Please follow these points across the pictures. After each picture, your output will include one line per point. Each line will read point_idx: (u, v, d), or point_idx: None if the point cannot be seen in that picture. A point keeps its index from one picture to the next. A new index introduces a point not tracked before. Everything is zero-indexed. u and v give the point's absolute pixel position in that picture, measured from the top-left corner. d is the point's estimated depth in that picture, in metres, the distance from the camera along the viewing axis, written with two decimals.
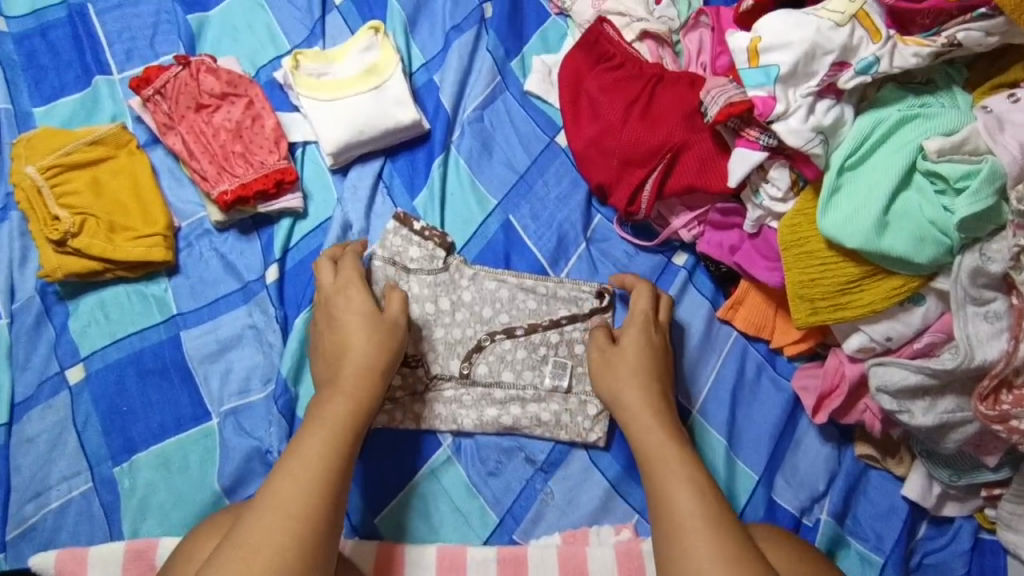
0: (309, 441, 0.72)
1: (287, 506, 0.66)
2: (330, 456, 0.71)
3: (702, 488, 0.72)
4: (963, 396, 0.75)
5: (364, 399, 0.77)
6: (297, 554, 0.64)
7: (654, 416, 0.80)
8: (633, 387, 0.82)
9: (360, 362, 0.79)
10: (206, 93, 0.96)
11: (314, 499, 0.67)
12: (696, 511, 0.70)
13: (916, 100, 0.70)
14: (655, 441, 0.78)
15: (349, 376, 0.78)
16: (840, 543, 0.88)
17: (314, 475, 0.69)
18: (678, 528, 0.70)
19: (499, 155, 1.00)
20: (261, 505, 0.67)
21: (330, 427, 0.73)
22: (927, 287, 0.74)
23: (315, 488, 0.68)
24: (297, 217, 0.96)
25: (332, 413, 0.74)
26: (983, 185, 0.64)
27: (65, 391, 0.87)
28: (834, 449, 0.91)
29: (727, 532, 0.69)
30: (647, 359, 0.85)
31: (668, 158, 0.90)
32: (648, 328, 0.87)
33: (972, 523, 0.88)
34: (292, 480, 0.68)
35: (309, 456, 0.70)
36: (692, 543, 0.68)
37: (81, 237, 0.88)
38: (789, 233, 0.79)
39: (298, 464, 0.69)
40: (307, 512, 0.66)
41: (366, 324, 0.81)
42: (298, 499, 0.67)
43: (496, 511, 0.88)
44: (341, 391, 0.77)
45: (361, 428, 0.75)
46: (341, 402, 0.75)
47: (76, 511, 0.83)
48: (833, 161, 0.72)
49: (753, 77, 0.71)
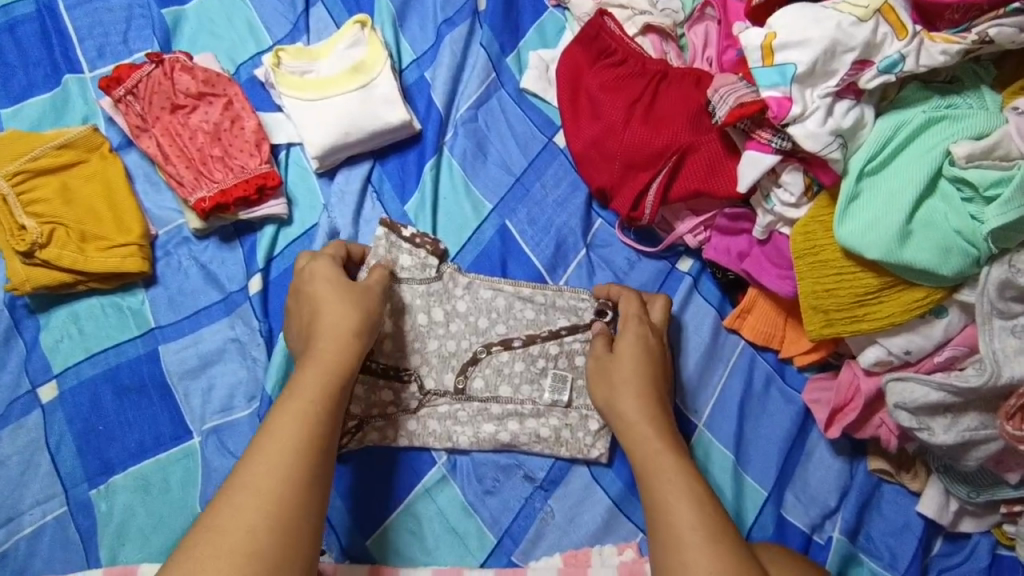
0: (284, 412, 0.65)
1: (260, 484, 0.60)
2: (303, 429, 0.65)
3: (701, 499, 0.68)
4: (987, 413, 0.71)
5: (341, 367, 0.70)
6: (272, 535, 0.58)
7: (649, 426, 0.75)
8: (630, 393, 0.77)
9: (334, 329, 0.73)
10: (181, 93, 0.90)
11: (291, 476, 0.61)
12: (696, 523, 0.65)
13: (942, 101, 0.65)
14: (651, 449, 0.73)
15: (325, 343, 0.72)
16: (854, 561, 0.84)
17: (288, 449, 0.63)
18: (677, 540, 0.65)
19: (493, 157, 0.96)
20: (234, 483, 0.61)
21: (307, 396, 0.67)
22: (950, 299, 0.70)
23: (290, 462, 0.62)
24: (282, 224, 0.91)
25: (307, 384, 0.68)
26: (1016, 194, 0.60)
27: (37, 410, 0.82)
28: (846, 463, 0.87)
29: (728, 545, 0.64)
30: (642, 364, 0.80)
31: (674, 161, 0.85)
32: (644, 333, 0.82)
33: (989, 540, 0.84)
34: (267, 456, 0.62)
35: (285, 428, 0.64)
36: (691, 557, 0.63)
37: (51, 247, 0.82)
38: (803, 240, 0.75)
39: (272, 437, 0.63)
40: (283, 490, 0.60)
41: (338, 290, 0.76)
42: (272, 475, 0.61)
43: (493, 531, 0.83)
44: (318, 359, 0.70)
45: (340, 397, 0.69)
46: (319, 371, 0.69)
47: (50, 538, 0.78)
48: (853, 165, 0.67)
49: (767, 77, 0.66)
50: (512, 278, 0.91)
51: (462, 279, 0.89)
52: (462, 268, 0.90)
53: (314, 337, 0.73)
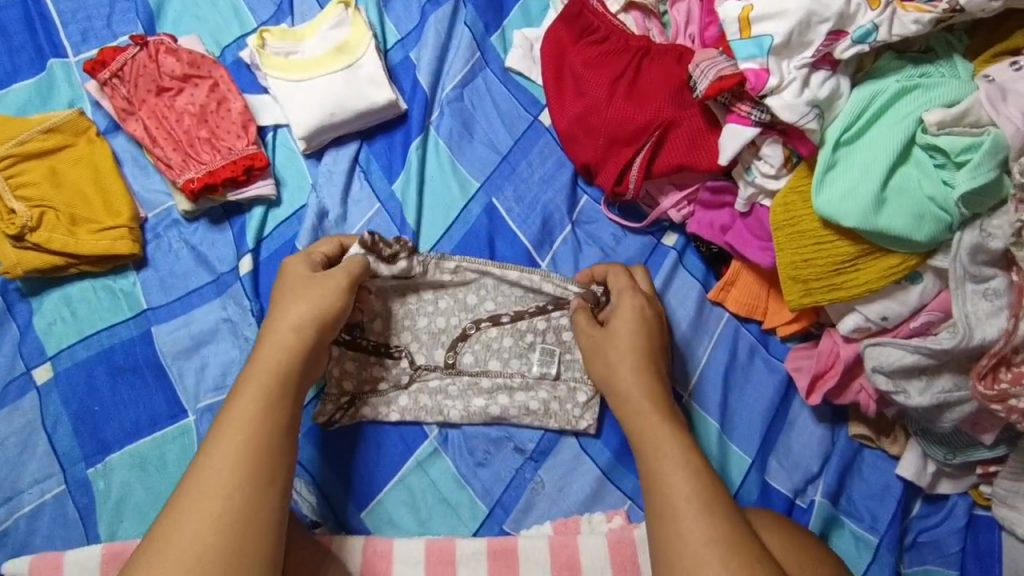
0: (227, 417, 0.65)
1: (207, 490, 0.61)
2: (250, 427, 0.64)
3: (699, 470, 0.69)
4: (960, 374, 0.73)
5: (285, 362, 0.69)
6: (221, 539, 0.59)
7: (648, 401, 0.75)
8: (627, 368, 0.77)
9: (280, 332, 0.71)
10: (167, 75, 0.91)
11: (235, 481, 0.61)
12: (692, 494, 0.67)
13: (915, 70, 0.67)
14: (654, 419, 0.73)
15: (272, 345, 0.70)
16: (836, 523, 0.86)
17: (232, 451, 0.63)
18: (673, 511, 0.67)
19: (479, 136, 0.96)
20: (183, 490, 0.61)
21: (249, 400, 0.66)
22: (925, 265, 0.71)
23: (232, 468, 0.62)
24: (270, 205, 0.92)
25: (250, 382, 0.67)
26: (985, 158, 0.61)
27: (33, 392, 0.83)
28: (828, 429, 0.89)
29: (723, 515, 0.66)
30: (641, 337, 0.80)
31: (656, 135, 0.86)
32: (641, 306, 0.82)
33: (966, 500, 0.87)
34: (210, 463, 0.62)
35: (229, 432, 0.64)
36: (686, 526, 0.65)
37: (41, 231, 0.83)
38: (782, 212, 0.77)
39: (216, 443, 0.63)
40: (229, 494, 0.60)
41: (302, 287, 0.75)
42: (214, 482, 0.61)
43: (485, 501, 0.85)
44: (261, 361, 0.69)
45: (290, 397, 0.68)
46: (263, 373, 0.68)
47: (49, 515, 0.80)
48: (829, 134, 0.68)
49: (744, 49, 0.67)
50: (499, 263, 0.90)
51: (449, 263, 0.86)
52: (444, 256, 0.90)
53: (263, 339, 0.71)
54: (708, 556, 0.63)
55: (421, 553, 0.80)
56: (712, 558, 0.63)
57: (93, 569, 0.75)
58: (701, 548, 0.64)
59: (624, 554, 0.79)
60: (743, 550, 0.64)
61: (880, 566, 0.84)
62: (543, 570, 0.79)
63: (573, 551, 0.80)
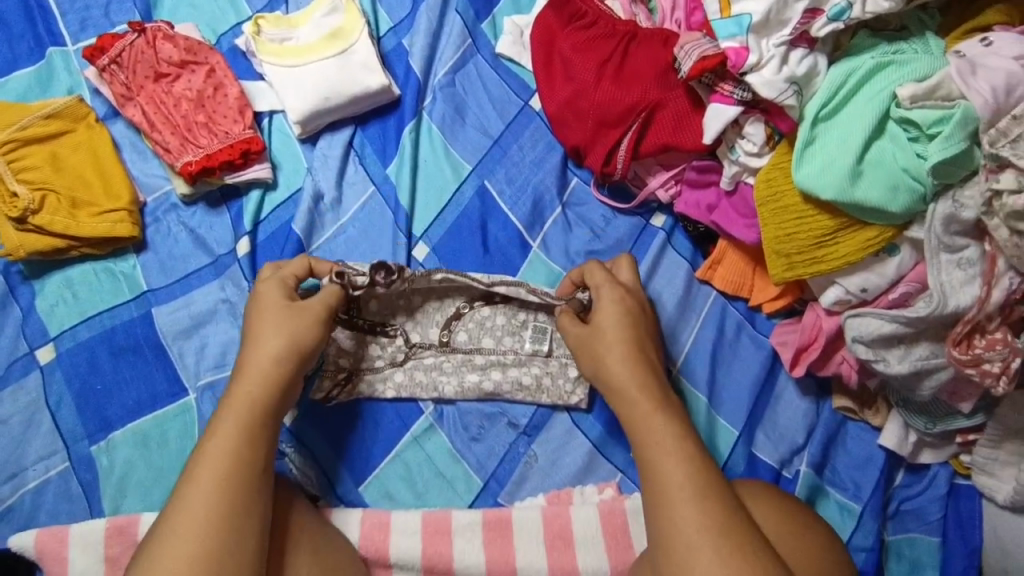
0: (206, 451, 0.66)
1: (184, 532, 0.62)
2: (226, 468, 0.65)
3: (692, 455, 0.69)
4: (937, 342, 0.76)
5: (261, 398, 0.70)
6: None
7: (639, 391, 0.73)
8: (617, 359, 0.75)
9: (259, 363, 0.71)
10: (164, 61, 0.92)
11: (213, 514, 0.63)
12: (684, 482, 0.67)
13: (889, 47, 0.70)
14: (646, 409, 0.72)
15: (252, 376, 0.71)
16: (821, 493, 0.89)
17: (207, 492, 0.64)
18: (667, 498, 0.67)
19: (471, 121, 0.99)
20: (163, 519, 0.63)
21: (228, 434, 0.67)
22: (901, 237, 0.74)
23: (211, 500, 0.63)
24: (267, 188, 0.94)
25: (226, 421, 0.68)
26: (955, 130, 0.64)
27: (36, 372, 0.85)
28: (813, 403, 0.92)
29: (717, 498, 0.66)
30: (628, 328, 0.77)
31: (643, 116, 0.89)
32: (622, 297, 0.79)
33: (947, 470, 0.90)
34: (190, 495, 0.64)
35: (208, 464, 0.65)
36: (680, 513, 0.65)
37: (43, 213, 0.85)
38: (765, 188, 0.79)
39: (195, 476, 0.65)
40: (208, 526, 0.62)
41: (279, 313, 0.74)
42: (193, 515, 0.63)
43: (480, 475, 0.88)
44: (239, 393, 0.70)
45: (267, 429, 0.69)
46: (240, 411, 0.68)
47: (54, 491, 0.82)
48: (808, 111, 0.72)
49: (726, 28, 0.71)
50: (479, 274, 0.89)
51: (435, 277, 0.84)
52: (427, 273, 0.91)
53: (240, 368, 0.72)
54: (701, 542, 0.64)
55: (418, 524, 0.82)
56: (705, 544, 0.64)
57: (97, 542, 0.77)
58: (694, 536, 0.64)
59: (615, 523, 0.82)
60: (735, 534, 0.64)
61: (864, 533, 0.86)
62: (536, 543, 0.82)
63: (566, 521, 0.82)
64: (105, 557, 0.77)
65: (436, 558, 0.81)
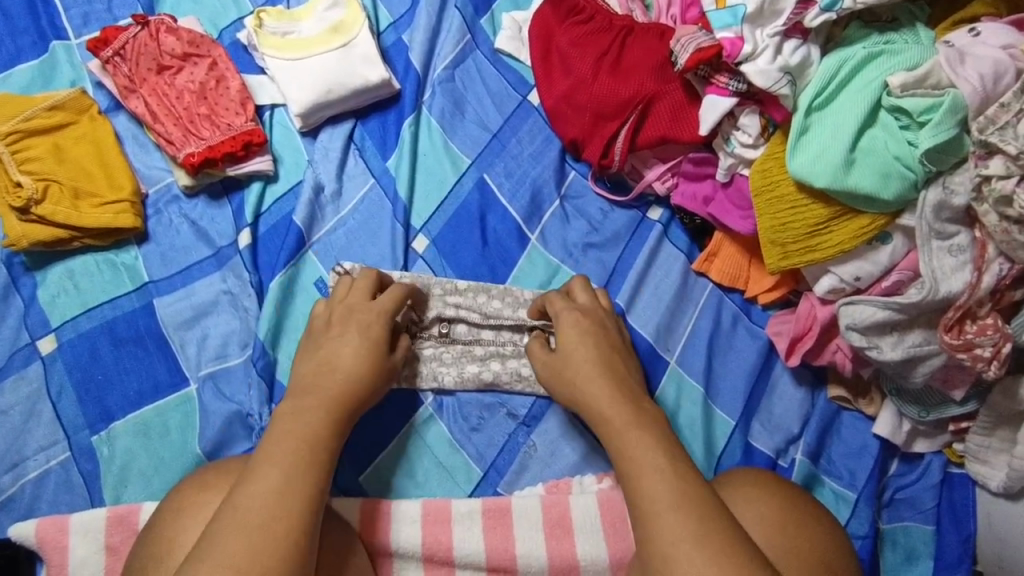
0: (258, 472, 0.63)
1: (243, 531, 0.59)
2: (299, 472, 0.63)
3: (662, 465, 0.64)
4: (930, 329, 0.77)
5: (334, 415, 0.69)
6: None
7: (610, 407, 0.70)
8: (586, 380, 0.73)
9: (310, 383, 0.71)
10: (167, 54, 0.94)
11: (280, 541, 0.59)
12: (659, 492, 0.62)
13: (881, 37, 0.74)
14: (619, 424, 0.68)
15: (317, 395, 0.70)
16: (817, 481, 0.89)
17: (280, 492, 0.61)
18: (641, 510, 0.63)
19: (471, 115, 1.00)
20: (220, 528, 0.60)
21: (283, 460, 0.63)
22: (893, 225, 0.77)
23: (279, 524, 0.60)
24: (268, 181, 0.95)
25: (295, 427, 0.66)
26: (944, 117, 0.68)
27: (37, 362, 0.86)
28: (808, 392, 0.92)
29: (693, 505, 0.61)
30: (595, 350, 0.75)
31: (640, 109, 0.91)
32: (579, 320, 0.78)
33: (941, 458, 0.90)
34: (251, 518, 0.60)
35: (264, 473, 0.62)
36: (659, 524, 0.61)
37: (46, 204, 0.86)
38: (760, 178, 0.82)
39: (251, 500, 0.61)
40: (277, 554, 0.59)
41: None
42: (269, 523, 0.60)
43: (479, 466, 0.86)
44: (292, 413, 0.68)
45: (325, 459, 0.65)
46: (306, 418, 0.67)
47: (54, 481, 0.81)
48: (802, 101, 0.75)
49: (721, 19, 0.76)
50: (466, 277, 0.92)
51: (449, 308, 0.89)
52: (424, 271, 0.92)
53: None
54: (678, 553, 0.59)
55: (418, 512, 0.79)
56: (685, 554, 0.59)
57: (97, 531, 0.75)
58: (672, 546, 0.60)
59: (614, 512, 0.79)
60: (716, 539, 0.60)
61: (859, 520, 0.86)
62: (536, 531, 0.78)
63: (564, 510, 0.79)
64: (105, 546, 0.75)
65: (436, 546, 0.77)
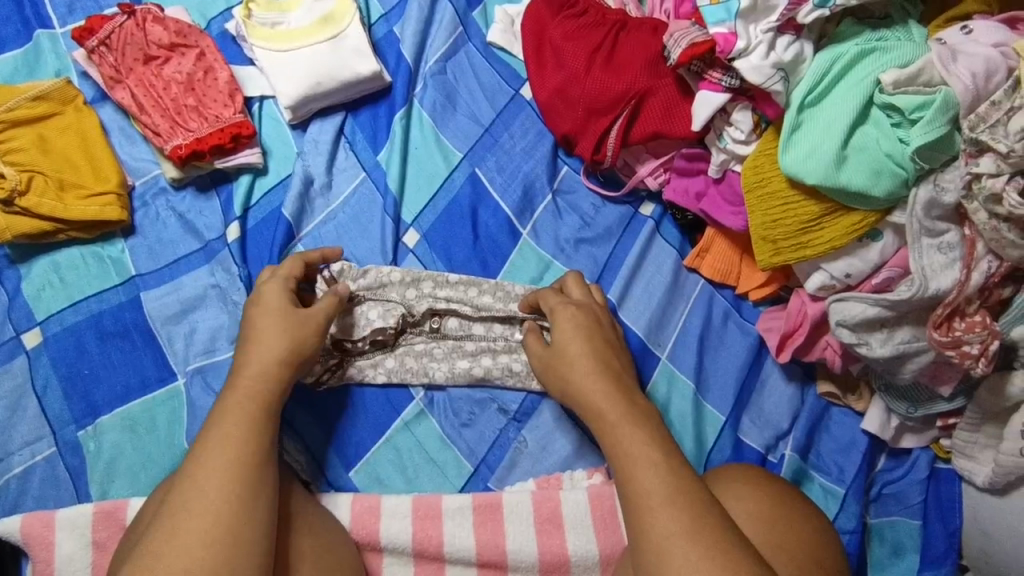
0: (199, 457, 0.63)
1: (187, 509, 0.60)
2: (240, 448, 0.64)
3: (656, 461, 0.64)
4: (918, 326, 0.78)
5: (264, 393, 0.68)
6: (210, 553, 0.58)
7: (604, 402, 0.70)
8: (580, 374, 0.72)
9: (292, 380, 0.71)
10: (154, 44, 0.93)
11: (213, 539, 0.59)
12: (653, 487, 0.62)
13: (874, 35, 0.74)
14: (613, 419, 0.68)
15: None
16: (806, 476, 0.89)
17: (218, 470, 0.62)
18: (636, 505, 0.62)
19: (462, 109, 0.99)
20: (165, 510, 0.61)
21: (222, 455, 0.63)
22: (884, 222, 0.77)
23: (209, 521, 0.59)
24: (257, 174, 0.94)
25: (231, 408, 0.66)
26: (936, 114, 0.68)
27: (22, 356, 0.84)
28: (798, 388, 0.93)
29: (686, 501, 0.61)
30: (590, 345, 0.75)
31: (633, 104, 0.90)
32: (575, 314, 0.77)
33: (928, 454, 0.90)
34: (189, 501, 0.60)
35: (206, 454, 0.63)
36: (651, 520, 0.61)
37: (29, 196, 0.85)
38: (752, 174, 0.82)
39: (179, 500, 0.60)
40: (215, 532, 0.59)
41: (288, 320, 0.74)
42: (210, 499, 0.60)
43: (470, 461, 0.85)
44: (227, 410, 0.66)
45: (267, 437, 0.66)
46: (244, 399, 0.67)
47: (40, 476, 0.80)
48: (794, 98, 0.75)
49: (715, 14, 0.76)
50: (456, 272, 0.92)
51: (439, 302, 0.89)
52: (414, 265, 0.92)
53: (241, 364, 0.71)
54: (674, 547, 0.59)
55: (408, 508, 0.78)
56: (680, 550, 0.59)
57: (84, 526, 0.74)
58: (666, 540, 0.60)
59: (604, 508, 0.79)
60: (708, 535, 0.60)
61: (847, 515, 0.87)
62: (527, 526, 0.78)
63: (556, 505, 0.79)
64: (92, 542, 0.74)
65: (426, 541, 0.77)
